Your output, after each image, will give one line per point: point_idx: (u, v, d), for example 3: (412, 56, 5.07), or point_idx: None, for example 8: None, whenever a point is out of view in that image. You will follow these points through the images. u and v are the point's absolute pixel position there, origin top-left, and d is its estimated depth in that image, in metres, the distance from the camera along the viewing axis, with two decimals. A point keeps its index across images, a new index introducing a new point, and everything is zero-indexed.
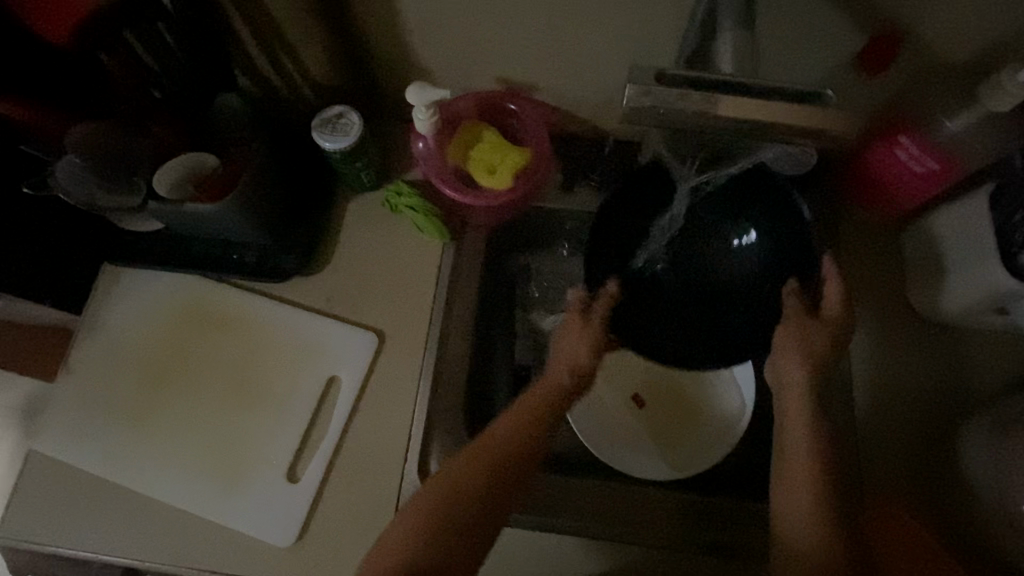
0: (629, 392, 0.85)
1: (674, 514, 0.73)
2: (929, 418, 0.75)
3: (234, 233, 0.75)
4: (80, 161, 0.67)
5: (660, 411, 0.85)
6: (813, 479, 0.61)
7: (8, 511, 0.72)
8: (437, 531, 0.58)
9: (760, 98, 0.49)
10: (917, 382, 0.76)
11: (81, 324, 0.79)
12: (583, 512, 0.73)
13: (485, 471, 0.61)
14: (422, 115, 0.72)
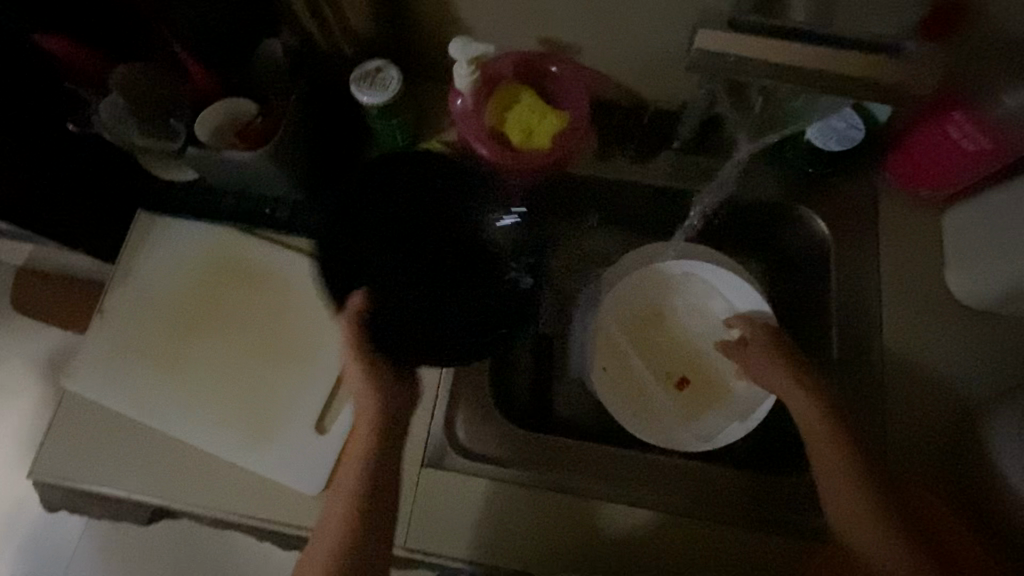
0: (670, 367, 0.84)
1: (697, 488, 0.73)
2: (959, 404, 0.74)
3: (268, 186, 0.75)
4: (123, 100, 0.67)
5: (700, 390, 0.82)
6: (858, 492, 0.64)
7: (46, 448, 0.74)
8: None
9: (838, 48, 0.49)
10: (951, 370, 0.75)
11: (115, 269, 0.80)
12: (607, 479, 0.73)
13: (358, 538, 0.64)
14: (463, 71, 0.71)
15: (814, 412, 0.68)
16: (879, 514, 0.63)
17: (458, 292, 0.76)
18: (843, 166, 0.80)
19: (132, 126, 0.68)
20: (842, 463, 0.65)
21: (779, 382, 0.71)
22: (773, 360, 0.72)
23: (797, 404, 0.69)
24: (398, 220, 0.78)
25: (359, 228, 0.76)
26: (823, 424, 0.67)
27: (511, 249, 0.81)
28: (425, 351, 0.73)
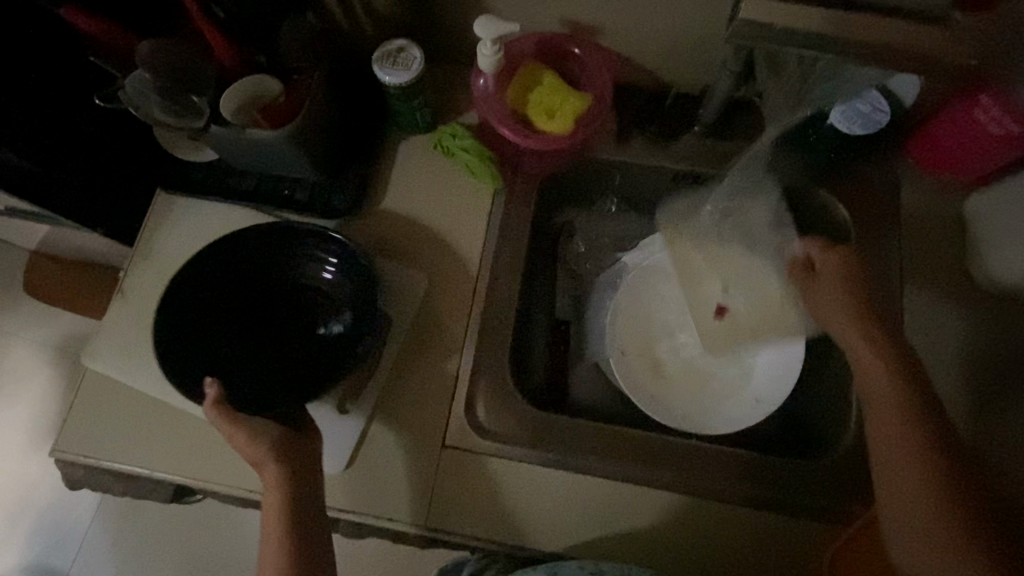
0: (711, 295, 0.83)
1: (726, 473, 0.73)
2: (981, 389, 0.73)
3: (288, 165, 0.75)
4: (148, 78, 0.65)
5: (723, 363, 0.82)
6: (907, 454, 0.60)
7: (68, 426, 0.74)
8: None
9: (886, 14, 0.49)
10: (974, 356, 0.74)
11: (135, 250, 0.80)
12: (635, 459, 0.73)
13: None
14: (487, 50, 0.71)
15: (884, 377, 0.63)
16: (925, 480, 0.59)
17: (252, 355, 0.75)
18: (867, 151, 0.79)
19: (156, 105, 0.67)
20: (903, 424, 0.61)
21: (854, 343, 0.66)
22: (840, 304, 0.68)
23: (866, 366, 0.65)
24: (254, 300, 0.77)
25: (205, 311, 0.74)
26: (887, 391, 0.63)
27: (327, 300, 0.76)
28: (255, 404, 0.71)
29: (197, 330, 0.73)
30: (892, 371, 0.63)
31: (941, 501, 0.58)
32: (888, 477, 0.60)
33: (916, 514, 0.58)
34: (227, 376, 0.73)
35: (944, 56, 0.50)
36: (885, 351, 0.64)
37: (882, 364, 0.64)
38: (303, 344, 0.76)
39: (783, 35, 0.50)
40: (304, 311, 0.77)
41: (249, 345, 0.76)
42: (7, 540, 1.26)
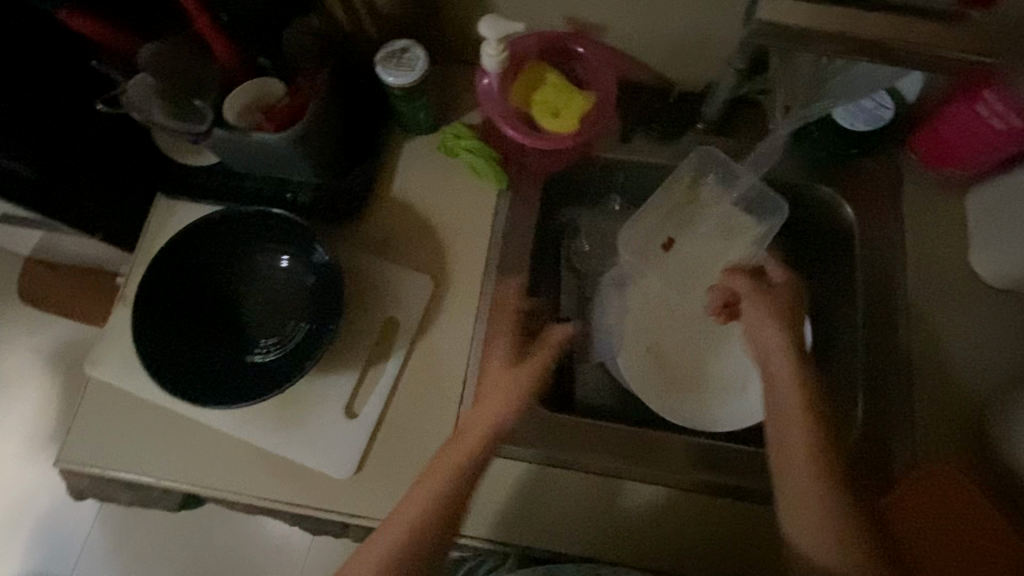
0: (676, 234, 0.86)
1: (690, 460, 0.73)
2: (980, 384, 0.74)
3: (289, 167, 0.74)
4: (151, 80, 0.64)
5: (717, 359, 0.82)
6: (811, 461, 0.59)
7: (72, 436, 0.73)
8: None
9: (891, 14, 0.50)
10: (972, 351, 0.75)
11: (137, 256, 0.79)
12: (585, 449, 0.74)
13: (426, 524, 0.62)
14: (492, 50, 0.70)
15: (794, 385, 0.63)
16: (825, 486, 0.58)
17: (180, 363, 0.69)
18: (870, 147, 0.79)
19: (158, 110, 0.65)
20: (811, 456, 0.60)
21: (776, 373, 0.65)
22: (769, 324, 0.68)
23: (777, 377, 0.65)
24: (203, 302, 0.73)
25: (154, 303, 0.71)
26: (796, 398, 0.63)
27: (268, 315, 0.73)
28: (208, 393, 0.68)
29: (167, 322, 0.71)
30: (797, 380, 0.64)
31: (838, 507, 0.58)
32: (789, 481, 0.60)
33: (815, 519, 0.57)
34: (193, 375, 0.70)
35: (954, 52, 0.50)
36: (796, 360, 0.65)
37: (788, 372, 0.65)
38: (235, 364, 0.71)
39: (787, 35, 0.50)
40: (269, 314, 0.74)
41: (176, 348, 0.70)
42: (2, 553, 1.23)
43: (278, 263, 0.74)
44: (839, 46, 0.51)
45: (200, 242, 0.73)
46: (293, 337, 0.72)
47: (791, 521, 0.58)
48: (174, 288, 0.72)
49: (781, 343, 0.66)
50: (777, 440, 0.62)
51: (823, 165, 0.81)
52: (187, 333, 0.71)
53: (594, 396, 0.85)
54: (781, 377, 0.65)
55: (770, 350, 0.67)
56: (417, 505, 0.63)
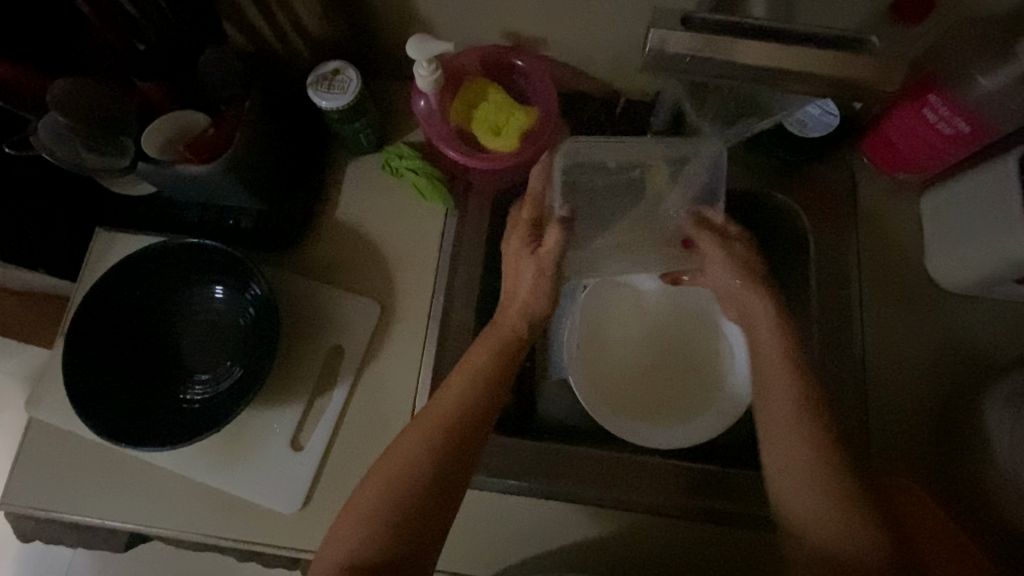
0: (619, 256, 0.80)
1: (678, 488, 0.71)
2: (930, 394, 0.73)
3: (224, 196, 0.71)
4: (62, 118, 0.62)
5: (671, 375, 0.82)
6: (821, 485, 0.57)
7: (12, 480, 0.72)
8: (433, 474, 0.56)
9: (794, 42, 0.48)
10: (923, 361, 0.74)
11: (76, 291, 0.77)
12: (536, 476, 0.72)
13: (445, 435, 0.58)
14: (424, 71, 0.68)
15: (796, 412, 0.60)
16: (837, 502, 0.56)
17: (119, 407, 0.68)
18: (819, 153, 0.78)
19: (84, 152, 0.64)
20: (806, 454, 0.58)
21: (771, 377, 0.63)
22: (777, 346, 0.64)
23: (772, 396, 0.62)
24: (143, 338, 0.72)
25: (88, 343, 0.69)
26: (796, 409, 0.60)
27: (208, 350, 0.72)
28: (145, 435, 0.67)
29: (103, 361, 0.70)
30: (800, 398, 0.61)
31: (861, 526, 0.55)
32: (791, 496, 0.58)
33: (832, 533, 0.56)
34: (130, 415, 0.68)
35: (858, 74, 0.47)
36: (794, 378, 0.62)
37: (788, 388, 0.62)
38: (172, 405, 0.70)
39: (699, 65, 0.48)
40: (211, 347, 0.73)
41: (116, 389, 0.69)
42: None
43: (213, 294, 0.73)
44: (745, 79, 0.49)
45: (139, 276, 0.72)
46: (236, 373, 0.71)
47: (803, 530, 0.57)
48: (112, 326, 0.71)
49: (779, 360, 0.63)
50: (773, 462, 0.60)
51: (778, 172, 0.80)
52: (127, 372, 0.70)
53: (552, 413, 0.85)
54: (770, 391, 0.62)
55: (768, 361, 0.64)
56: (456, 396, 0.60)
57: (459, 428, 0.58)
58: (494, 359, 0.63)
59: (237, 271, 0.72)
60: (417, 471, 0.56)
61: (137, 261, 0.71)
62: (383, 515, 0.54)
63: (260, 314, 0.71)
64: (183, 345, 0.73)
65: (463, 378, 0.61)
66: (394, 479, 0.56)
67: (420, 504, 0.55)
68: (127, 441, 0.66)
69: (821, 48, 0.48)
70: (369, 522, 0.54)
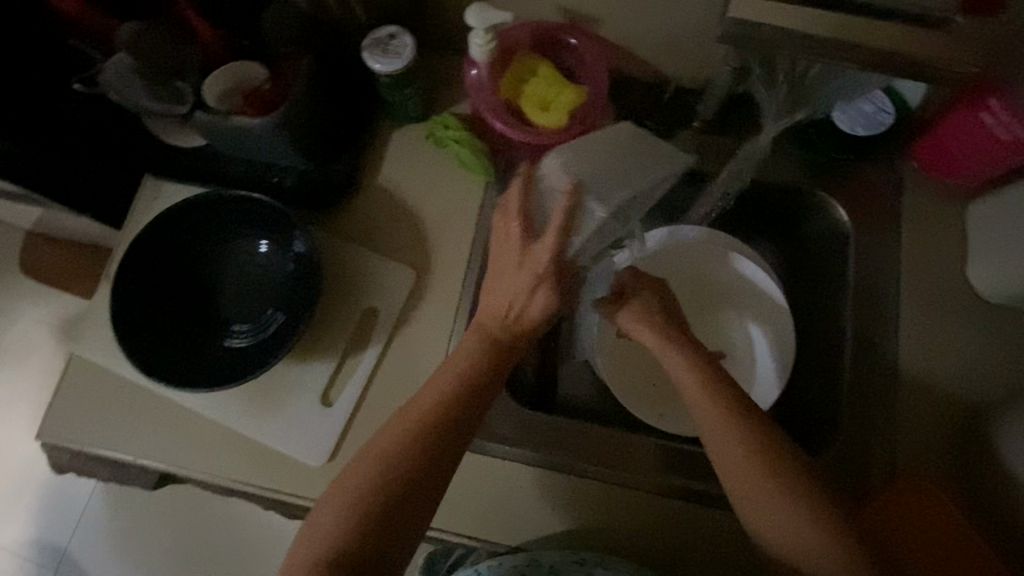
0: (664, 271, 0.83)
1: (681, 468, 0.72)
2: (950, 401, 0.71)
3: (272, 151, 0.73)
4: (132, 61, 0.65)
5: None
6: (740, 448, 0.56)
7: (52, 412, 0.74)
8: (419, 448, 0.57)
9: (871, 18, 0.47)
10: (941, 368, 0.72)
11: (121, 236, 0.79)
12: (554, 448, 0.73)
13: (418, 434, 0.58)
14: (480, 40, 0.69)
15: (725, 415, 0.57)
16: (771, 482, 0.55)
17: (158, 348, 0.70)
18: (865, 152, 0.77)
19: (141, 93, 0.66)
20: (752, 463, 0.55)
21: (682, 386, 0.60)
22: (671, 346, 0.61)
23: (687, 390, 0.59)
24: (187, 285, 0.74)
25: (134, 286, 0.71)
26: (708, 403, 0.58)
27: (249, 300, 0.74)
28: (184, 377, 0.69)
29: (148, 304, 0.72)
30: (710, 395, 0.58)
31: (781, 492, 0.55)
32: (728, 471, 0.56)
33: (768, 506, 0.55)
34: (168, 357, 0.70)
35: (933, 58, 0.47)
36: (708, 376, 0.59)
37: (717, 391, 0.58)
38: (208, 352, 0.72)
39: (773, 37, 0.48)
40: (250, 300, 0.74)
41: (157, 332, 0.71)
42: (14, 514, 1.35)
43: (256, 247, 0.75)
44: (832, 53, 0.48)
45: (184, 224, 0.74)
46: (273, 326, 0.72)
47: (735, 493, 0.56)
48: (156, 270, 0.73)
49: (665, 355, 0.61)
50: (714, 440, 0.57)
51: (823, 168, 0.78)
52: (167, 316, 0.72)
53: (573, 396, 0.85)
54: (697, 400, 0.59)
55: (679, 367, 0.60)
56: (430, 397, 0.59)
57: (429, 423, 0.58)
58: (470, 355, 0.61)
59: (281, 227, 0.73)
60: (387, 469, 0.56)
61: (185, 211, 0.73)
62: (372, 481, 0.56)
63: (301, 270, 0.73)
64: (221, 296, 0.74)
65: (444, 378, 0.60)
66: (389, 456, 0.56)
67: (391, 503, 0.56)
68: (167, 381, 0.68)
69: (914, 26, 0.47)
70: (354, 508, 0.55)
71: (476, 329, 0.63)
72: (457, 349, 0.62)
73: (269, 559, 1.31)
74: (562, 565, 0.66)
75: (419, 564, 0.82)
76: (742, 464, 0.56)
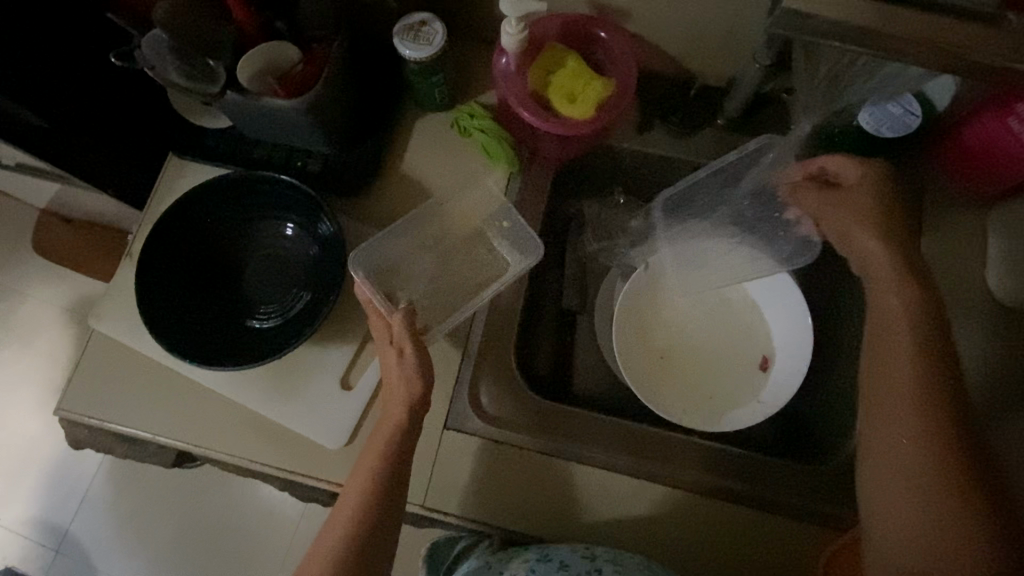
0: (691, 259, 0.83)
1: (692, 460, 0.72)
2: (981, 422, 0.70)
3: (298, 134, 0.73)
4: (164, 37, 0.64)
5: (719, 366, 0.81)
6: (919, 422, 0.59)
7: (71, 386, 0.74)
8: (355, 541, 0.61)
9: (915, 12, 0.47)
10: (970, 388, 0.72)
11: (144, 213, 0.79)
12: (565, 435, 0.74)
13: (352, 528, 0.61)
14: (510, 28, 0.70)
15: (911, 382, 0.60)
16: (945, 486, 0.56)
17: (179, 326, 0.70)
18: (894, 154, 0.76)
19: (172, 69, 0.65)
20: (923, 441, 0.58)
21: (892, 354, 0.62)
22: (898, 283, 0.64)
23: (890, 361, 0.62)
24: (211, 264, 0.74)
25: (160, 263, 0.72)
26: (911, 380, 0.60)
27: (272, 281, 0.74)
28: (202, 353, 0.69)
29: (174, 280, 0.72)
30: (926, 381, 0.60)
31: (954, 484, 0.56)
32: (888, 444, 0.60)
33: (913, 493, 0.57)
34: (190, 334, 0.70)
35: (977, 56, 0.47)
36: (920, 364, 0.60)
37: (923, 376, 0.60)
38: (230, 330, 0.72)
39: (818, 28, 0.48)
40: (272, 282, 0.74)
41: (179, 308, 0.71)
42: (18, 491, 1.35)
43: (281, 229, 0.75)
44: (879, 48, 0.48)
45: (209, 203, 0.74)
46: (296, 306, 0.72)
47: (882, 473, 0.59)
48: (180, 248, 0.73)
49: (905, 323, 0.62)
50: (881, 415, 0.61)
51: None
52: (190, 293, 0.73)
53: (588, 389, 0.85)
54: (897, 364, 0.61)
55: (890, 311, 0.64)
56: (354, 494, 0.62)
57: (355, 515, 0.61)
58: (382, 448, 0.64)
59: (303, 208, 0.74)
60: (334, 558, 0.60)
61: (211, 192, 0.74)
62: (358, 516, 0.62)
63: (325, 253, 0.73)
64: (242, 277, 0.75)
65: (359, 476, 0.63)
66: (365, 494, 0.62)
67: None
68: (191, 358, 0.68)
69: (955, 22, 0.47)
70: None
71: (385, 419, 0.66)
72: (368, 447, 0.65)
73: (270, 544, 1.31)
74: (573, 562, 0.65)
75: (419, 560, 0.76)
76: (918, 441, 0.58)
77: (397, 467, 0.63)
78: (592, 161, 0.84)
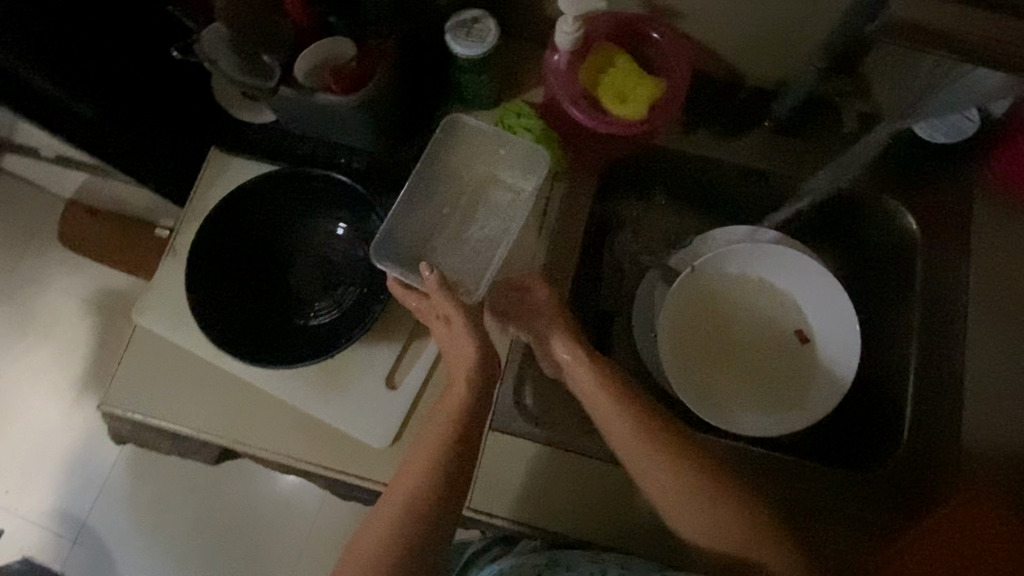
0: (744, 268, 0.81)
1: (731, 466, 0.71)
2: None
3: (347, 129, 0.72)
4: (226, 31, 0.64)
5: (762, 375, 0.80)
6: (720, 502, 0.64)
7: (115, 381, 0.74)
8: (414, 530, 0.57)
9: None
10: None
11: (187, 207, 0.78)
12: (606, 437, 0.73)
13: (411, 518, 0.58)
14: (567, 27, 0.70)
15: (672, 471, 0.65)
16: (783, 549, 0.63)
17: (229, 321, 0.71)
18: (944, 159, 0.75)
19: (225, 59, 0.64)
20: (734, 520, 0.64)
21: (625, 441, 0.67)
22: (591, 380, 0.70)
23: (633, 455, 0.66)
24: (258, 262, 0.75)
25: (211, 260, 0.73)
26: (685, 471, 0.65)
27: (322, 280, 0.74)
28: (247, 349, 0.70)
29: (222, 278, 0.73)
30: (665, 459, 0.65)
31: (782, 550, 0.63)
32: (706, 533, 0.64)
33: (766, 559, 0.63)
34: (237, 331, 0.71)
35: None
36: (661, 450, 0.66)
37: (646, 455, 0.66)
38: (277, 327, 0.72)
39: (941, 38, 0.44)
40: (318, 279, 0.75)
41: (227, 304, 0.72)
42: (37, 481, 1.35)
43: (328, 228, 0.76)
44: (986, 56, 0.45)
45: (256, 202, 0.75)
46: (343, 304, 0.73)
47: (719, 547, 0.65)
48: (227, 245, 0.74)
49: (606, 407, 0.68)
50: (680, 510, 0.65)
51: (896, 174, 0.77)
52: (239, 290, 0.73)
53: None
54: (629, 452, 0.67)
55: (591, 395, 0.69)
56: (410, 487, 0.59)
57: (413, 507, 0.58)
58: (444, 439, 0.61)
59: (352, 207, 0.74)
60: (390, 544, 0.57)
61: (260, 193, 0.75)
62: (393, 540, 0.57)
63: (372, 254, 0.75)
64: (288, 274, 0.75)
65: (412, 479, 0.59)
66: (408, 512, 0.58)
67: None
68: (246, 356, 0.69)
69: None
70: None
71: (442, 409, 0.64)
72: (424, 440, 0.62)
73: (290, 541, 1.31)
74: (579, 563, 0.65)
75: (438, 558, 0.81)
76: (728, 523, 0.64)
77: (464, 454, 0.61)
78: (635, 163, 0.83)
